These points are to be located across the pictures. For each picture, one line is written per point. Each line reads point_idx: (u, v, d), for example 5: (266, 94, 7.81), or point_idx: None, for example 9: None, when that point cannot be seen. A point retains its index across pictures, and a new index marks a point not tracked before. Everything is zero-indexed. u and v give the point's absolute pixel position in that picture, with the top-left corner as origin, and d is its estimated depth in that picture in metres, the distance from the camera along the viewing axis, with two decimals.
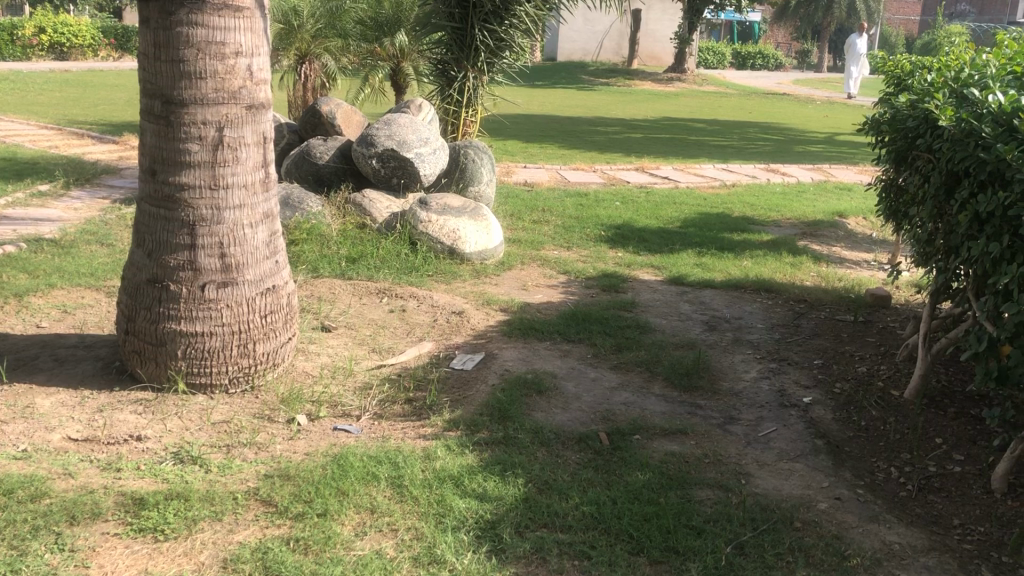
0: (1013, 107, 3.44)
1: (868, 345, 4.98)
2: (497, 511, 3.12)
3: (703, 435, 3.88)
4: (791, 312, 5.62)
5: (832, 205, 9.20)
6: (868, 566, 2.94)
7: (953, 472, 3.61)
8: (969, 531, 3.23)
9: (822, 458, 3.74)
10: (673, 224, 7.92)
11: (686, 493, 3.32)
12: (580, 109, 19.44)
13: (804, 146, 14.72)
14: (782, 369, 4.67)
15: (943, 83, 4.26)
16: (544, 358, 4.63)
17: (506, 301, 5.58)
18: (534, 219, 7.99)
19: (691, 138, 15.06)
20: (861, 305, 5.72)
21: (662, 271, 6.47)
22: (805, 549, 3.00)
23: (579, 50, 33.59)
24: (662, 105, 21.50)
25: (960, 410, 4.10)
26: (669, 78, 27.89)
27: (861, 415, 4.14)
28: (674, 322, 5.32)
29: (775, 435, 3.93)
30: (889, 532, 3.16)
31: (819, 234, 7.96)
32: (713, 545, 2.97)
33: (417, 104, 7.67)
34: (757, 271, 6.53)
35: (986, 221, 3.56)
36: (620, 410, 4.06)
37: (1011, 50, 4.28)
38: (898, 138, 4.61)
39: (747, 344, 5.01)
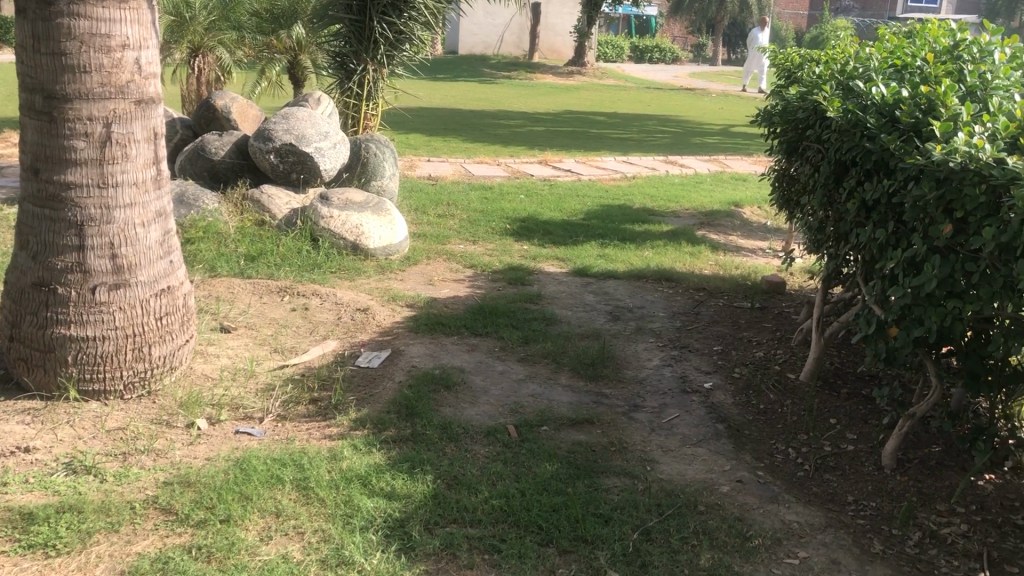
0: (894, 98, 3.58)
1: (765, 331, 5.13)
2: (405, 509, 3.09)
3: (610, 423, 3.93)
4: (692, 300, 5.75)
5: (729, 195, 9.45)
6: (768, 546, 3.03)
7: (846, 450, 3.75)
8: (862, 506, 3.36)
9: (723, 442, 3.83)
10: (576, 216, 8.00)
11: (594, 481, 3.36)
12: (482, 102, 19.47)
13: (701, 138, 15.08)
14: (683, 356, 4.77)
15: (830, 75, 4.39)
16: (451, 353, 4.61)
17: (412, 297, 5.54)
18: (439, 213, 7.96)
19: (592, 131, 15.23)
20: (757, 292, 5.89)
21: (566, 263, 6.53)
22: (709, 532, 3.07)
23: (480, 43, 33.62)
24: (562, 98, 21.71)
25: (852, 391, 4.27)
26: (569, 72, 28.14)
27: (759, 399, 4.26)
28: (579, 313, 5.37)
29: (678, 421, 4.01)
30: (788, 511, 3.26)
31: (716, 223, 8.17)
32: (620, 532, 3.01)
33: (316, 98, 7.54)
34: (659, 260, 6.66)
35: (872, 208, 3.70)
36: (528, 403, 4.08)
37: (892, 43, 4.45)
38: (790, 129, 4.74)
39: (650, 332, 5.09)
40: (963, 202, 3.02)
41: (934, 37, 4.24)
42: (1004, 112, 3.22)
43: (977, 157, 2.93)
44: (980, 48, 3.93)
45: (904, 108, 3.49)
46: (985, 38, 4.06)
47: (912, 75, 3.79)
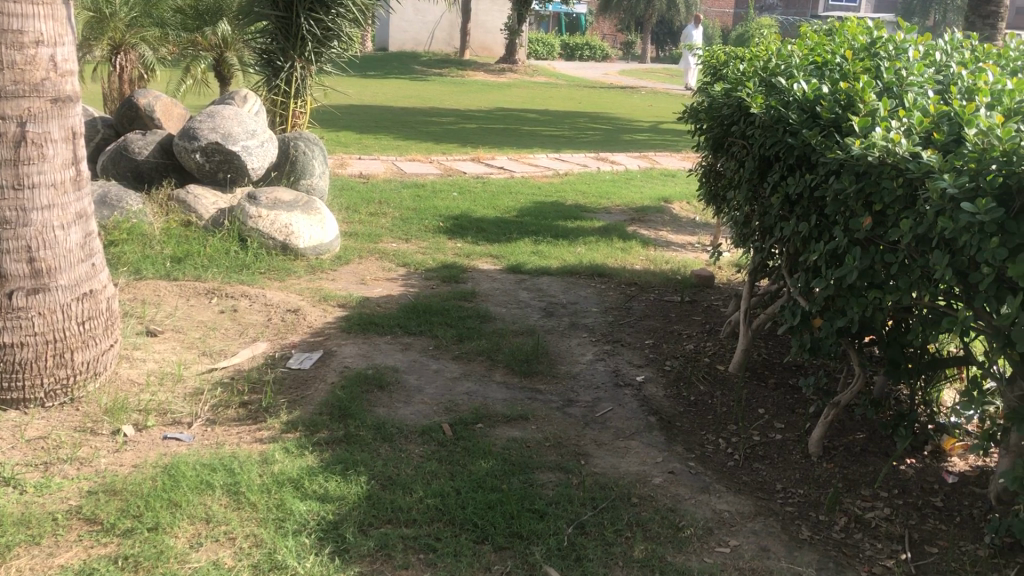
0: (815, 94, 3.67)
1: (695, 324, 5.22)
2: (339, 511, 3.06)
3: (544, 419, 3.95)
4: (623, 294, 5.81)
5: (659, 191, 9.56)
6: (700, 535, 3.08)
7: (774, 439, 3.83)
8: (790, 494, 3.44)
9: (655, 434, 3.88)
10: (509, 214, 8.01)
11: (528, 477, 3.37)
12: (413, 100, 19.36)
13: (631, 135, 15.24)
14: (616, 350, 4.82)
15: (753, 72, 4.47)
16: (384, 352, 4.58)
17: (344, 297, 5.48)
18: (370, 212, 7.89)
19: (524, 128, 15.27)
20: (687, 286, 5.98)
21: (500, 260, 6.54)
22: (642, 523, 3.11)
23: (411, 41, 33.42)
24: (494, 95, 21.70)
25: (779, 381, 4.37)
26: (500, 69, 28.17)
27: (690, 390, 4.33)
28: (513, 310, 5.38)
29: (611, 415, 4.05)
30: (718, 501, 3.32)
31: (646, 219, 8.27)
32: (555, 527, 3.03)
33: (242, 96, 7.41)
34: (591, 256, 6.71)
35: (795, 202, 3.80)
36: (462, 400, 4.07)
37: (813, 41, 4.55)
38: (715, 125, 4.83)
39: (583, 327, 5.13)
40: (881, 195, 3.12)
41: (853, 34, 4.36)
42: (919, 108, 3.32)
43: (895, 151, 3.01)
44: (896, 46, 4.04)
45: (824, 104, 3.57)
46: (901, 36, 4.18)
47: (832, 72, 3.88)
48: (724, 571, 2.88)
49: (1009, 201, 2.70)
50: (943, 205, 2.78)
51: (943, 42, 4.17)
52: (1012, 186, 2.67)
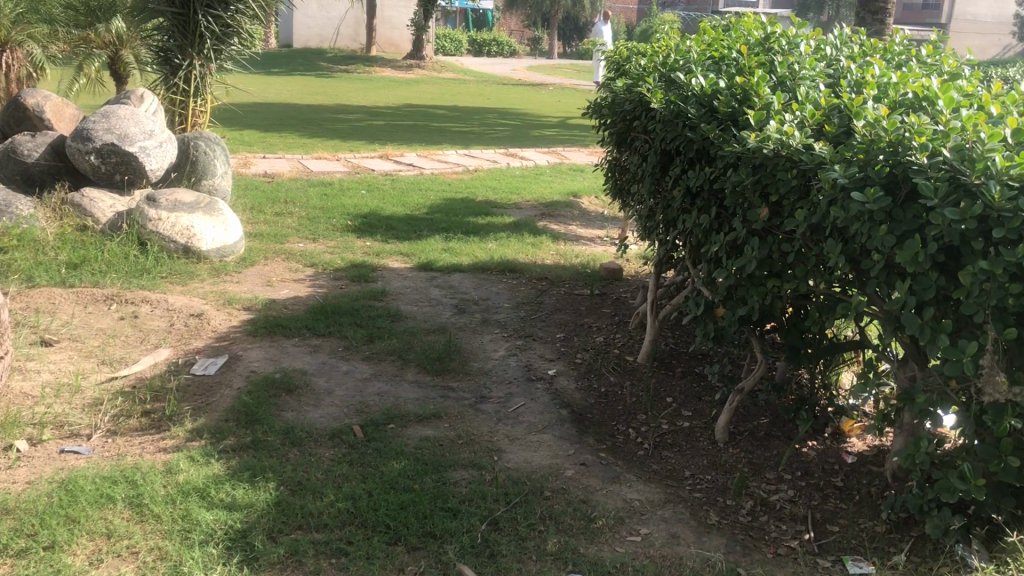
0: (713, 89, 3.75)
1: (605, 316, 5.28)
2: (247, 519, 3.00)
3: (456, 417, 3.94)
4: (534, 289, 5.84)
5: (568, 186, 9.65)
6: (612, 525, 3.12)
7: (682, 427, 3.91)
8: (699, 480, 3.52)
9: (567, 426, 3.92)
10: (419, 211, 7.97)
11: (441, 476, 3.36)
12: (320, 96, 19.08)
13: (539, 130, 15.32)
14: (528, 345, 4.84)
15: (653, 68, 4.54)
16: (292, 355, 4.50)
17: (249, 299, 5.36)
18: (276, 211, 7.73)
19: (433, 125, 15.19)
20: (596, 279, 6.05)
21: (410, 258, 6.49)
22: (555, 516, 3.14)
23: (316, 37, 32.91)
24: (402, 92, 21.53)
25: (686, 369, 4.46)
26: (408, 65, 27.96)
27: (601, 382, 4.38)
28: (424, 308, 5.35)
29: (523, 409, 4.06)
30: (630, 490, 3.37)
31: (556, 214, 8.33)
32: (468, 524, 3.03)
33: (139, 95, 7.17)
34: (502, 252, 6.73)
35: (696, 195, 3.88)
36: (373, 401, 4.03)
37: (710, 36, 4.65)
38: (617, 120, 4.88)
39: (495, 323, 5.14)
40: (777, 186, 3.21)
41: (748, 30, 4.46)
42: (810, 101, 3.42)
43: (788, 143, 3.10)
44: (788, 40, 4.16)
45: (721, 98, 3.65)
46: (794, 31, 4.30)
47: (728, 67, 3.97)
48: (636, 559, 2.92)
49: (896, 189, 2.81)
50: (835, 195, 2.87)
51: (832, 37, 4.31)
52: (898, 175, 2.78)
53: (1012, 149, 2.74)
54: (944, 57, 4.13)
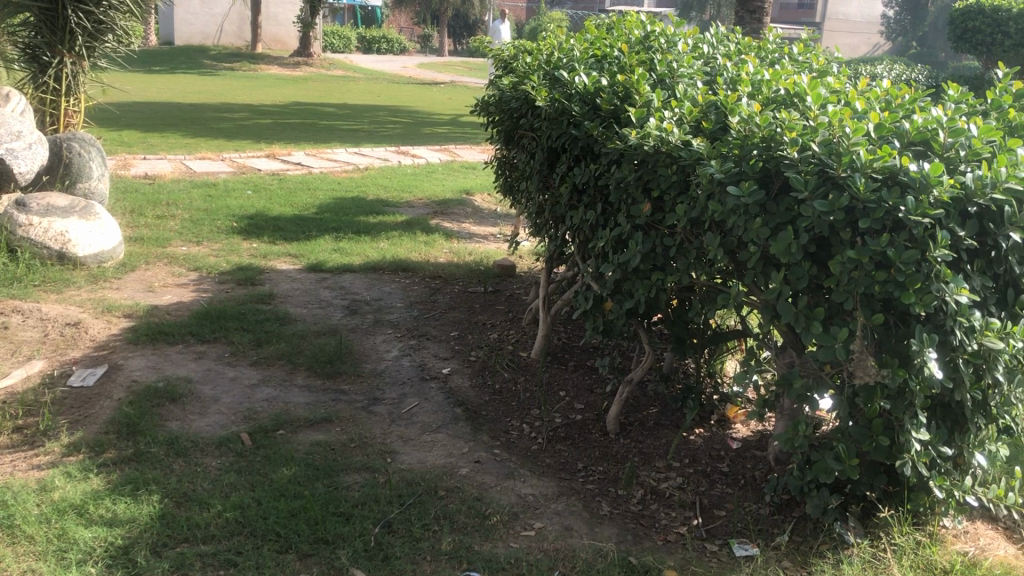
0: (595, 87, 3.80)
1: (498, 313, 5.30)
2: (129, 534, 2.89)
3: (348, 420, 3.89)
4: (427, 288, 5.81)
5: (460, 183, 9.64)
6: (506, 522, 3.13)
7: (575, 420, 3.96)
8: (591, 472, 3.57)
9: (461, 425, 3.91)
10: (308, 211, 7.83)
11: (333, 481, 3.31)
12: (203, 95, 18.50)
13: (431, 128, 15.25)
14: (421, 344, 4.81)
15: (537, 66, 4.57)
16: (176, 363, 4.35)
17: (130, 305, 5.16)
18: (158, 214, 7.47)
19: (322, 123, 14.93)
20: (489, 276, 6.06)
21: (299, 259, 6.37)
22: (450, 515, 3.13)
23: (198, 34, 31.90)
24: (290, 90, 21.09)
25: (578, 363, 4.52)
26: (296, 62, 27.39)
27: (494, 379, 4.39)
28: (315, 310, 5.26)
29: (417, 409, 4.04)
30: (524, 485, 3.40)
31: (448, 212, 8.30)
32: (361, 528, 2.99)
33: (4, 95, 6.83)
34: (394, 251, 6.67)
35: (582, 191, 3.93)
36: (262, 408, 3.94)
37: (593, 34, 4.69)
38: (505, 118, 4.89)
39: (387, 324, 5.09)
40: (659, 181, 3.28)
41: (629, 28, 4.53)
42: (689, 98, 3.51)
43: (667, 140, 3.17)
44: (667, 39, 4.25)
45: (603, 96, 3.71)
46: (672, 30, 4.40)
47: (611, 65, 4.04)
48: (529, 553, 2.95)
49: (769, 183, 2.92)
50: (712, 190, 2.96)
51: (709, 35, 4.42)
52: (771, 169, 2.89)
53: (875, 143, 2.87)
54: (814, 55, 4.29)
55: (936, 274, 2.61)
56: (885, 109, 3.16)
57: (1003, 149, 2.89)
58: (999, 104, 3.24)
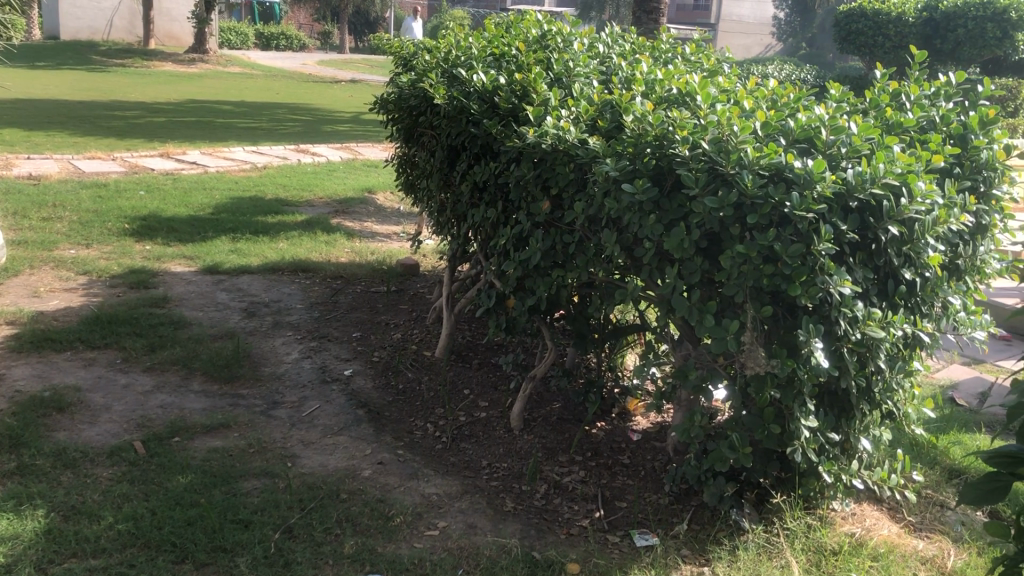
0: (493, 85, 3.80)
1: (402, 312, 5.26)
2: (13, 552, 2.76)
3: (247, 425, 3.81)
4: (328, 289, 5.73)
5: (362, 182, 9.54)
6: (410, 522, 3.12)
7: (479, 418, 3.97)
8: (495, 469, 3.58)
9: (363, 426, 3.88)
10: (203, 211, 7.62)
11: (231, 487, 3.23)
12: (92, 92, 17.82)
13: (332, 126, 15.05)
14: (322, 346, 4.74)
15: (435, 64, 4.54)
16: (63, 371, 4.18)
17: (13, 312, 4.93)
18: (43, 216, 7.15)
19: (218, 121, 14.55)
20: (392, 275, 6.02)
21: (195, 261, 6.19)
22: (352, 518, 3.10)
23: (86, 29, 30.69)
24: (184, 87, 20.51)
25: (483, 360, 4.52)
26: (191, 59, 26.60)
27: (397, 379, 4.36)
28: (211, 313, 5.13)
29: (318, 412, 3.98)
30: (427, 485, 3.39)
31: (349, 211, 8.21)
32: (260, 535, 2.93)
33: None
34: (293, 251, 6.56)
35: (483, 189, 3.94)
36: (156, 415, 3.82)
37: (491, 32, 4.69)
38: (404, 115, 4.85)
39: (287, 326, 5.00)
40: (557, 179, 3.32)
41: (526, 27, 4.55)
42: (585, 97, 3.55)
43: (565, 138, 3.20)
44: (563, 39, 4.29)
45: (501, 94, 3.72)
46: (568, 29, 4.44)
47: (508, 64, 4.05)
48: (433, 553, 2.94)
49: (662, 180, 2.99)
50: (608, 187, 3.01)
51: (604, 35, 4.49)
52: (663, 167, 2.96)
53: (763, 141, 2.96)
54: (705, 55, 4.40)
55: (820, 267, 2.71)
56: (772, 108, 3.26)
57: (882, 147, 3.02)
58: (877, 104, 3.39)
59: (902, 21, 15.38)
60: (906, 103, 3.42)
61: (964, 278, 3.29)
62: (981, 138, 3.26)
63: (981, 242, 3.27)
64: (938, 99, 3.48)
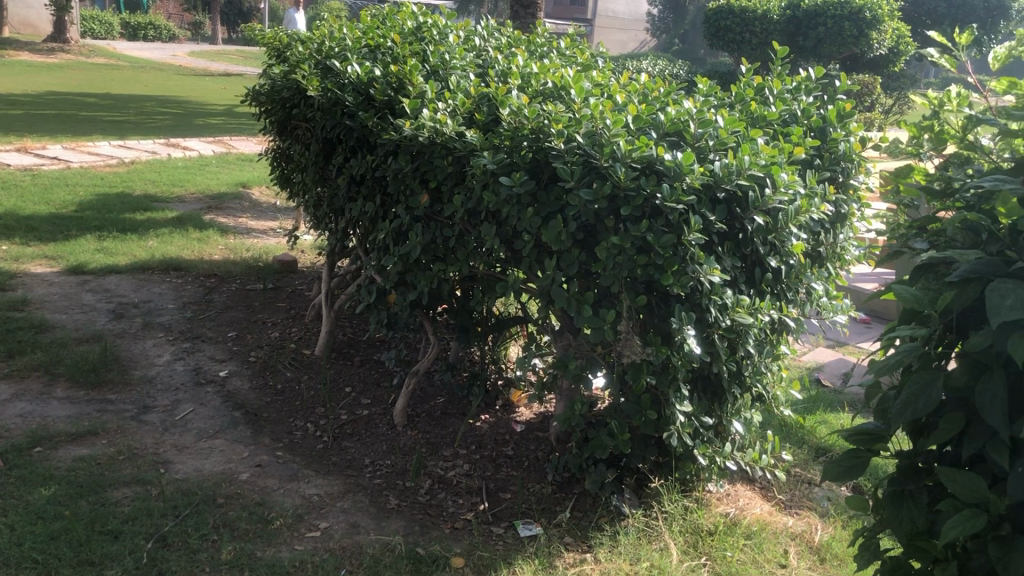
0: (369, 77, 3.74)
1: (279, 310, 5.13)
2: None
3: (115, 431, 3.64)
4: (202, 288, 5.53)
5: (237, 177, 9.26)
6: (290, 524, 3.05)
7: (361, 415, 3.91)
8: (378, 466, 3.54)
9: (241, 429, 3.77)
10: (66, 208, 7.25)
11: (99, 497, 3.09)
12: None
13: (204, 119, 14.57)
14: (196, 347, 4.58)
15: (308, 54, 4.44)
16: None
17: None
18: None
19: (81, 114, 13.87)
20: (269, 272, 5.86)
21: (57, 261, 5.88)
22: (230, 522, 3.01)
23: None
24: (43, 77, 19.47)
25: (364, 357, 4.46)
26: (49, 49, 25.26)
27: (276, 379, 4.26)
28: (75, 316, 4.88)
29: (192, 416, 3.84)
30: (308, 486, 3.33)
31: (224, 206, 7.96)
32: (131, 545, 2.82)
33: None
34: (164, 249, 6.31)
35: (361, 183, 3.88)
36: (16, 425, 3.61)
37: (366, 23, 4.62)
38: (276, 107, 4.72)
39: (158, 327, 4.81)
40: (435, 173, 3.31)
41: (401, 18, 4.49)
42: (461, 90, 3.54)
43: (442, 131, 3.17)
44: (438, 30, 4.26)
45: (377, 86, 3.67)
46: (444, 21, 4.41)
47: (383, 56, 3.99)
48: (315, 554, 2.88)
49: (538, 173, 3.02)
50: (486, 180, 3.02)
51: (480, 27, 4.49)
52: (540, 159, 2.99)
53: (635, 134, 3.02)
54: (580, 49, 4.45)
55: (691, 256, 2.79)
56: (643, 102, 3.33)
57: (747, 139, 3.12)
58: (743, 97, 3.52)
59: (767, 18, 16.00)
60: (769, 97, 3.55)
61: (826, 265, 3.45)
62: (838, 131, 3.42)
63: (841, 230, 3.43)
64: (798, 94, 3.63)
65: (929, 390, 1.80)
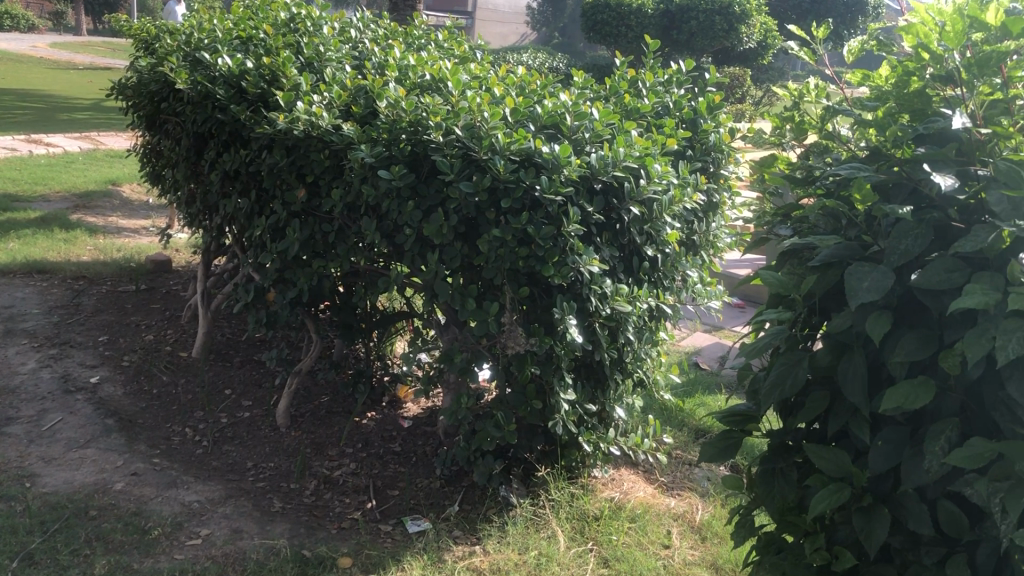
0: (240, 69, 3.62)
1: (153, 312, 4.94)
2: None
3: None
4: (69, 290, 5.28)
5: (105, 174, 8.87)
6: (169, 533, 2.95)
7: (243, 418, 3.81)
8: (262, 469, 3.46)
9: (114, 437, 3.61)
10: None
11: None
12: None
13: (68, 114, 13.89)
14: (63, 353, 4.36)
15: (176, 47, 4.28)
16: None
17: None
18: None
19: None
20: (141, 272, 5.63)
21: None
22: (104, 535, 2.89)
23: None
24: None
25: (244, 358, 4.34)
26: None
27: (151, 384, 4.09)
28: None
29: (60, 426, 3.66)
30: (187, 492, 3.22)
31: (91, 205, 7.61)
32: None
33: None
34: (26, 251, 5.98)
35: (235, 178, 3.77)
36: None
37: (237, 14, 4.48)
38: (143, 100, 4.52)
39: (20, 333, 4.56)
40: (313, 167, 3.24)
41: (273, 8, 4.38)
42: (337, 82, 3.48)
43: (318, 124, 3.12)
44: (312, 22, 4.18)
45: (249, 78, 3.56)
46: (317, 13, 4.32)
47: (255, 47, 3.88)
48: (195, 563, 2.80)
49: (417, 166, 3.00)
50: (364, 174, 2.98)
51: (355, 18, 4.42)
52: (419, 152, 2.97)
53: (513, 126, 3.03)
54: (457, 42, 4.43)
55: (571, 247, 2.83)
56: (520, 95, 3.35)
57: (622, 131, 3.18)
58: (617, 90, 3.58)
59: (642, 12, 16.33)
60: (642, 89, 3.62)
61: (700, 252, 3.55)
62: (708, 122, 3.53)
63: (713, 219, 3.54)
64: (670, 86, 3.72)
65: (795, 370, 1.88)
